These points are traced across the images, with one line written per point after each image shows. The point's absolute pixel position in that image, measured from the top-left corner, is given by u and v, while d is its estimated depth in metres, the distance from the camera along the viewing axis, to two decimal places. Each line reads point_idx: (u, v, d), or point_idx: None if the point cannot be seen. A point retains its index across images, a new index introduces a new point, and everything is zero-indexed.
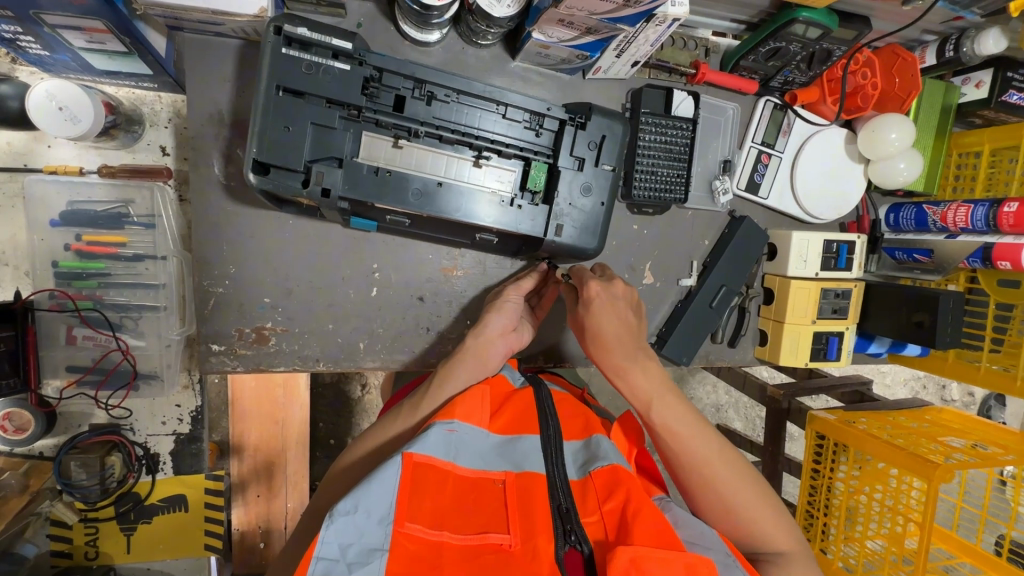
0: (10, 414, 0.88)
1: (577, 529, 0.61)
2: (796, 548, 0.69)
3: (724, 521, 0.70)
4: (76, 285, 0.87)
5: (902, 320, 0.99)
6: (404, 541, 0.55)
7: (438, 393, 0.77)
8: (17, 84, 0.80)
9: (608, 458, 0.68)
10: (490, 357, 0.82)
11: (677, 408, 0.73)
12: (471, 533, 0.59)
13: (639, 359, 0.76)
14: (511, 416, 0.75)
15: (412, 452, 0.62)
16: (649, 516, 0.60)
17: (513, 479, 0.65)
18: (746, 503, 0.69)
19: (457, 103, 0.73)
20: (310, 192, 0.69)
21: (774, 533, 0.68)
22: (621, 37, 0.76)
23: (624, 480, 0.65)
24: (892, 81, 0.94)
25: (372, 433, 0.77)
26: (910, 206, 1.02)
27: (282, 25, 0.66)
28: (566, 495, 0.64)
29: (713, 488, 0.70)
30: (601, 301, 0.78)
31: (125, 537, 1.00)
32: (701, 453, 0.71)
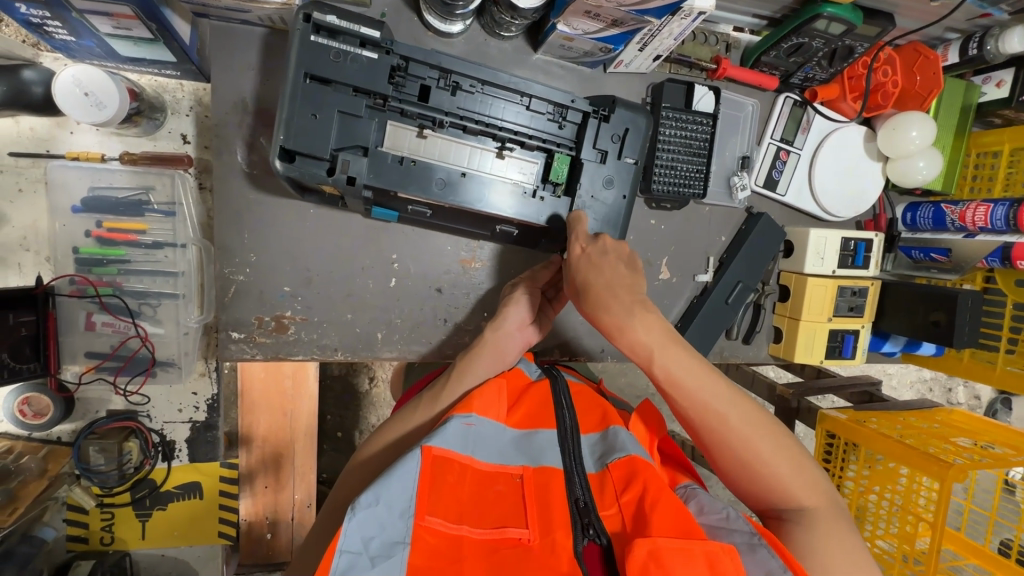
0: (30, 398, 0.89)
1: (595, 523, 0.60)
2: (821, 497, 0.66)
3: (743, 474, 0.68)
4: (97, 271, 0.88)
5: (918, 319, 0.99)
6: (424, 534, 0.55)
7: (455, 387, 0.77)
8: (42, 69, 0.80)
9: (625, 450, 0.67)
10: (507, 352, 0.83)
11: (685, 361, 0.68)
12: (489, 527, 0.58)
13: (637, 314, 0.68)
14: (528, 410, 0.75)
15: (431, 445, 0.62)
16: (667, 507, 0.59)
17: (531, 474, 0.65)
18: (766, 457, 0.66)
19: (482, 93, 0.73)
20: (335, 180, 0.70)
21: (796, 485, 0.66)
22: (646, 30, 0.76)
23: (641, 471, 0.64)
24: (914, 80, 0.94)
25: (389, 427, 0.77)
26: (928, 205, 1.02)
27: (311, 13, 0.66)
28: (583, 489, 0.64)
29: (729, 444, 0.67)
30: (586, 258, 0.73)
31: (141, 523, 1.00)
32: (714, 408, 0.67)
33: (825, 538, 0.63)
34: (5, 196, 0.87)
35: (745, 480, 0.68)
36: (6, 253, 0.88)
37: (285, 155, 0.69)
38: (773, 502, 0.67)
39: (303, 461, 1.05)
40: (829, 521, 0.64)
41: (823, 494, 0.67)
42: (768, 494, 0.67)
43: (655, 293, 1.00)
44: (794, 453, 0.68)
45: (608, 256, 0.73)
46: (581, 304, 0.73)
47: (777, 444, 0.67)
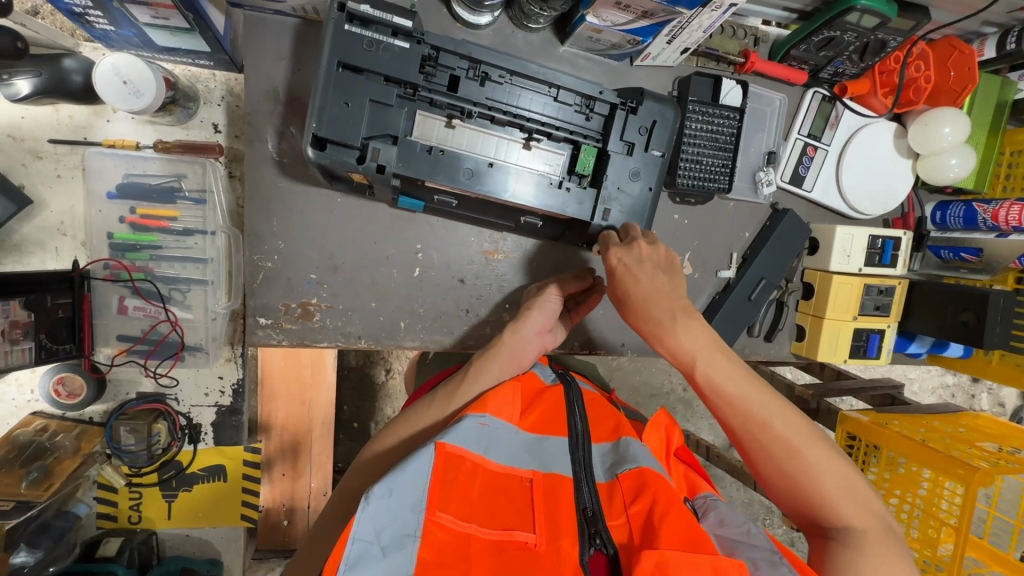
0: (64, 378, 0.91)
1: (602, 532, 0.61)
2: (872, 519, 0.64)
3: (784, 486, 0.67)
4: (131, 256, 0.90)
5: (948, 320, 0.97)
6: (434, 530, 0.56)
7: (470, 388, 0.78)
8: (82, 59, 0.83)
9: (637, 461, 0.66)
10: (520, 354, 0.82)
11: (728, 368, 0.70)
12: (498, 528, 0.59)
13: (678, 320, 0.71)
14: (542, 412, 0.75)
15: (444, 442, 0.62)
16: (677, 520, 0.58)
17: (540, 478, 0.65)
18: (811, 471, 0.65)
19: (511, 84, 0.74)
20: (366, 168, 0.71)
21: (843, 505, 0.64)
22: (675, 22, 0.76)
23: (651, 483, 0.63)
24: (948, 76, 0.92)
25: (398, 425, 0.77)
26: (959, 203, 1.00)
27: (346, 2, 0.67)
28: (592, 498, 0.64)
29: (770, 453, 0.67)
30: (623, 269, 0.74)
31: (167, 503, 1.03)
32: (756, 416, 0.68)
33: (873, 560, 0.61)
34: (44, 181, 0.89)
35: (786, 490, 0.68)
36: (44, 237, 0.90)
37: (317, 143, 0.70)
38: (816, 518, 0.66)
39: (321, 450, 1.07)
40: (879, 544, 0.62)
41: (876, 518, 0.65)
42: (810, 508, 0.66)
43: None
44: (846, 472, 0.66)
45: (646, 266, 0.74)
46: (621, 310, 0.77)
47: (824, 459, 0.67)
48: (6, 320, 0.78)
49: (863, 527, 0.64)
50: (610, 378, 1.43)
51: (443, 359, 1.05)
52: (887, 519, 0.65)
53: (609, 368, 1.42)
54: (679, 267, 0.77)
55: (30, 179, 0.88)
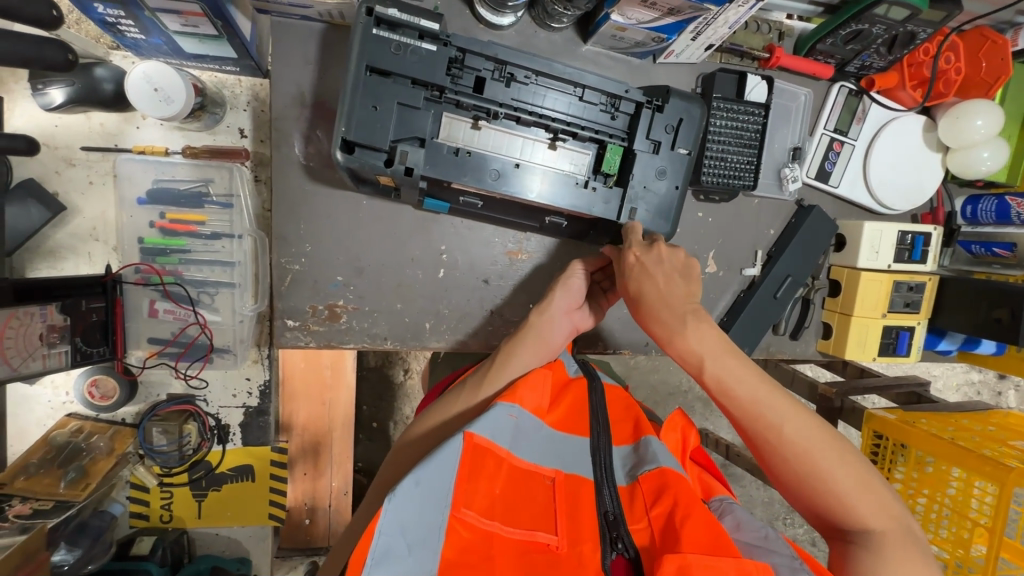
0: (97, 381, 0.93)
1: (624, 537, 0.61)
2: (892, 522, 0.63)
3: (800, 488, 0.66)
4: (160, 260, 0.92)
5: (981, 316, 0.95)
6: (458, 528, 0.57)
7: (499, 377, 0.78)
8: (113, 67, 0.84)
9: (656, 462, 0.67)
10: (548, 344, 0.82)
11: (737, 370, 0.69)
12: (520, 528, 0.59)
13: (690, 323, 0.71)
14: (568, 408, 0.76)
15: (473, 433, 0.62)
16: (698, 521, 0.58)
17: (562, 478, 0.66)
18: (827, 474, 0.64)
19: (536, 84, 0.73)
20: (394, 171, 0.72)
21: (861, 507, 0.63)
22: (701, 19, 0.75)
23: (672, 485, 0.63)
24: (979, 67, 0.90)
25: (427, 416, 0.78)
26: (991, 197, 0.97)
27: (373, 7, 0.68)
28: (613, 501, 0.64)
29: (784, 456, 0.66)
30: (639, 267, 0.75)
31: (197, 503, 1.04)
32: (768, 418, 0.67)
33: (894, 564, 0.60)
34: (77, 188, 0.91)
35: (802, 494, 0.66)
36: (78, 243, 0.92)
37: (346, 146, 0.71)
38: (834, 521, 0.65)
39: (342, 450, 1.09)
40: (899, 547, 0.61)
41: (895, 519, 0.63)
42: (828, 511, 0.65)
43: (701, 287, 0.98)
44: (863, 473, 0.65)
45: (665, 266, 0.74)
46: (635, 312, 0.76)
47: (841, 461, 0.65)
48: (44, 324, 0.79)
49: (884, 530, 0.63)
50: (629, 377, 1.42)
51: (455, 359, 1.06)
52: (907, 521, 0.64)
53: (628, 366, 1.42)
54: (697, 274, 0.76)
55: (63, 186, 0.90)
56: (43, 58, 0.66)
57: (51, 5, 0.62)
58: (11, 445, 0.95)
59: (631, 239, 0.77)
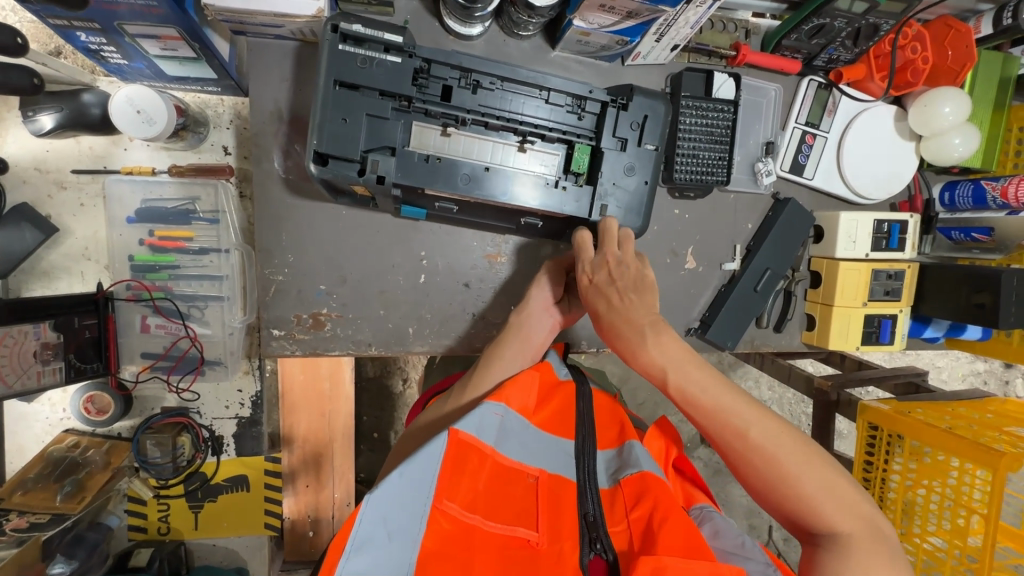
0: (93, 396, 0.96)
1: (603, 538, 0.61)
2: (860, 525, 0.63)
3: (769, 493, 0.67)
4: (151, 277, 0.94)
5: (963, 303, 0.95)
6: (440, 518, 0.57)
7: (486, 377, 0.80)
8: (100, 93, 0.88)
9: (638, 466, 0.68)
10: (537, 342, 0.84)
11: (702, 379, 0.70)
12: (503, 524, 0.60)
13: (647, 336, 0.73)
14: (555, 410, 0.76)
15: (457, 429, 0.64)
16: (677, 525, 0.58)
17: (546, 478, 0.66)
18: (792, 478, 0.65)
19: (502, 89, 0.76)
20: (366, 179, 0.74)
21: (827, 510, 0.63)
22: (662, 20, 0.77)
23: (651, 488, 0.64)
24: (945, 55, 0.92)
25: (425, 413, 0.80)
26: (967, 182, 0.98)
27: (339, 23, 0.70)
28: (595, 503, 0.64)
29: (750, 463, 0.67)
30: (594, 287, 0.77)
31: (193, 514, 1.06)
32: (733, 424, 0.67)
33: (862, 566, 0.60)
34: (68, 210, 0.94)
35: (771, 499, 0.67)
36: (70, 263, 0.95)
37: (318, 158, 0.73)
38: (804, 525, 0.65)
39: (343, 460, 1.08)
40: (867, 549, 0.61)
41: (862, 520, 0.64)
42: (796, 515, 0.65)
43: (682, 283, 1.00)
44: (829, 476, 0.65)
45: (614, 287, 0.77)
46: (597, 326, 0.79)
47: (805, 463, 0.66)
48: (38, 342, 0.82)
49: (851, 532, 0.63)
50: (625, 378, 1.43)
51: (446, 364, 1.08)
52: (876, 521, 0.64)
53: (623, 367, 1.43)
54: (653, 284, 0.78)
55: (55, 209, 0.94)
56: (9, 84, 0.72)
57: (15, 33, 0.67)
58: (11, 462, 0.98)
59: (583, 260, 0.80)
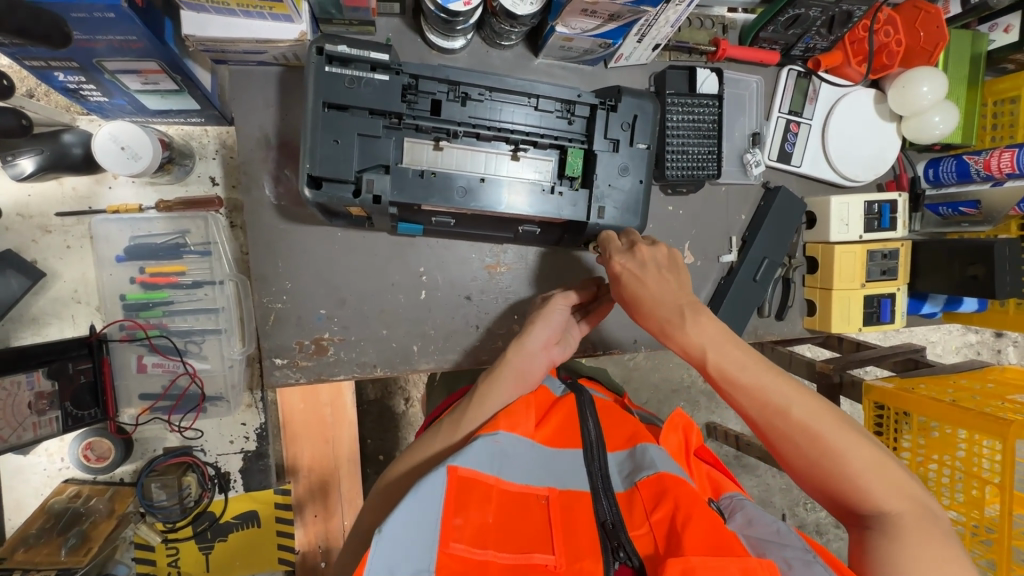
0: (92, 443, 0.93)
1: (626, 545, 0.58)
2: (909, 507, 0.62)
3: (812, 474, 0.66)
4: (144, 314, 0.92)
5: (958, 275, 0.96)
6: (450, 562, 0.53)
7: (478, 413, 0.74)
8: (81, 132, 0.86)
9: (654, 467, 0.65)
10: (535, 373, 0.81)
11: (741, 358, 0.70)
12: (516, 552, 0.56)
13: (686, 317, 0.73)
14: (556, 425, 0.73)
15: (456, 465, 0.59)
16: (700, 524, 0.56)
17: (557, 495, 0.62)
18: (837, 458, 0.64)
19: (491, 100, 0.76)
20: (362, 200, 0.73)
21: (876, 488, 0.63)
22: (643, 21, 0.78)
23: (671, 488, 0.61)
24: (918, 36, 0.94)
25: (410, 454, 0.74)
26: (949, 158, 1.00)
27: (323, 46, 0.70)
28: (611, 510, 0.62)
29: (793, 442, 0.66)
30: (629, 274, 0.76)
31: (204, 556, 1.01)
32: (776, 404, 0.67)
33: (914, 546, 0.59)
34: (55, 253, 0.92)
35: (816, 481, 0.66)
36: (60, 307, 0.93)
37: (311, 181, 0.72)
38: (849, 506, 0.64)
39: (351, 485, 1.05)
40: (917, 530, 0.60)
41: (910, 501, 0.63)
42: (842, 496, 0.65)
43: None
44: (874, 456, 0.65)
45: (647, 268, 0.76)
46: (630, 311, 0.79)
47: (850, 443, 0.65)
48: (32, 392, 0.82)
49: (899, 513, 0.62)
50: (629, 379, 1.43)
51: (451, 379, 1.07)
52: (925, 502, 0.63)
53: (625, 368, 1.43)
54: (683, 264, 0.78)
55: (41, 253, 0.91)
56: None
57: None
58: (9, 519, 0.94)
59: (610, 249, 0.78)
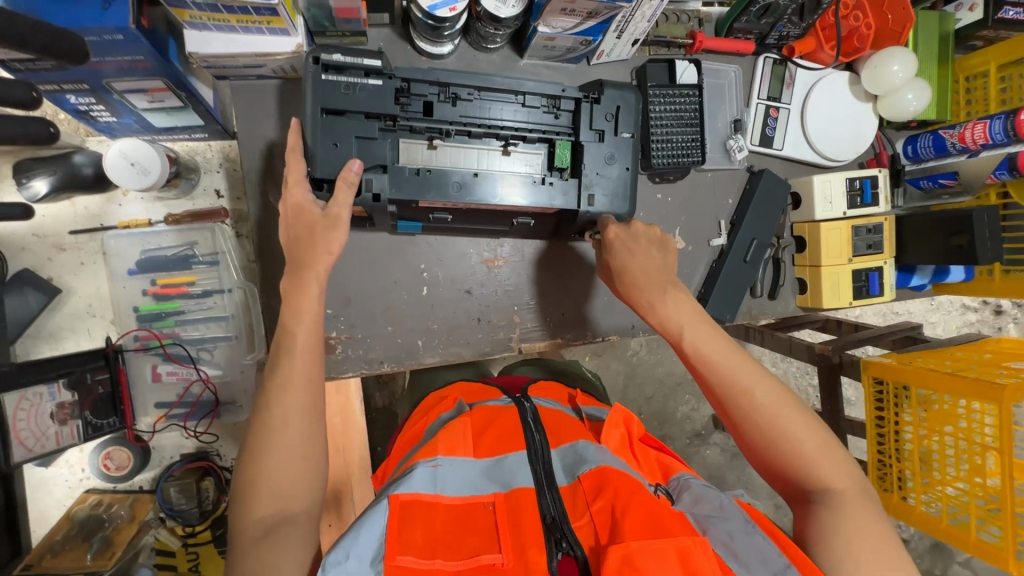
0: (111, 452, 0.97)
1: (568, 535, 0.57)
2: (853, 489, 0.65)
3: (767, 452, 0.69)
4: (158, 324, 0.95)
5: (943, 246, 0.98)
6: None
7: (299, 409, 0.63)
8: (91, 152, 0.91)
9: (596, 461, 0.63)
10: (310, 338, 0.67)
11: (712, 338, 0.75)
12: (463, 557, 0.55)
13: (668, 293, 0.79)
14: (497, 436, 0.69)
15: (397, 492, 0.57)
16: (639, 510, 0.56)
17: (502, 500, 0.61)
18: (791, 436, 0.67)
19: (480, 99, 0.80)
20: (362, 199, 0.77)
21: (823, 465, 0.66)
22: (620, 17, 0.82)
23: (613, 481, 0.59)
24: (886, 18, 0.98)
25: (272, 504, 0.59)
26: (926, 134, 1.04)
27: (319, 56, 0.74)
28: (554, 502, 0.60)
29: (752, 417, 0.69)
30: (621, 242, 0.82)
31: (221, 558, 1.02)
32: (740, 382, 0.71)
33: (857, 523, 0.62)
34: (69, 270, 0.96)
35: (770, 459, 0.69)
36: (77, 321, 0.97)
37: (315, 183, 0.77)
38: (799, 485, 0.67)
39: (363, 493, 1.04)
40: (860, 509, 0.63)
41: (852, 482, 0.66)
42: (793, 475, 0.67)
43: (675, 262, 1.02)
44: (824, 439, 0.68)
45: (640, 240, 0.82)
46: (615, 285, 0.84)
47: (804, 425, 0.69)
48: (54, 403, 0.86)
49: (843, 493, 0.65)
50: (632, 372, 1.46)
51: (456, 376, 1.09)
52: (867, 489, 0.66)
53: (628, 362, 1.45)
54: (673, 248, 0.84)
55: (56, 270, 0.95)
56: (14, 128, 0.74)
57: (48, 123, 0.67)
58: (34, 530, 0.97)
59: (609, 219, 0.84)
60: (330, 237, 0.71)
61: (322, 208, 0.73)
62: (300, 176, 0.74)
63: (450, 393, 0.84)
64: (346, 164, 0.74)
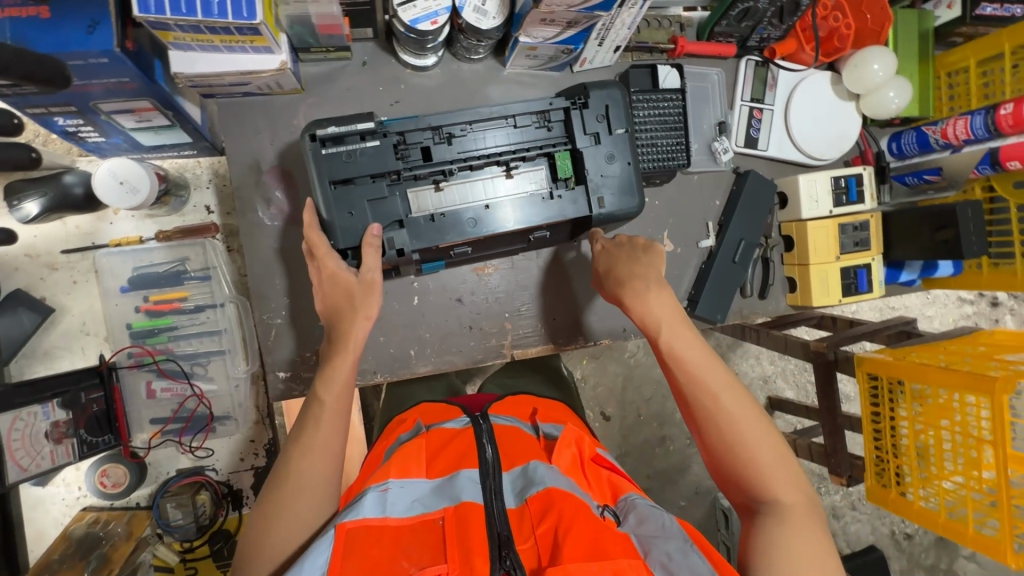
0: (107, 470, 0.97)
1: (512, 555, 0.58)
2: (800, 501, 0.68)
3: (724, 456, 0.72)
4: (151, 341, 0.96)
5: (931, 241, 0.99)
6: None
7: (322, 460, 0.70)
8: (81, 172, 0.92)
9: (543, 482, 0.63)
10: (337, 409, 0.73)
11: (691, 340, 0.78)
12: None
13: (652, 288, 0.81)
14: (450, 458, 0.70)
15: (343, 522, 0.59)
16: (580, 534, 0.57)
17: (452, 514, 0.61)
18: (748, 444, 0.71)
19: (473, 132, 0.81)
20: (388, 257, 0.80)
21: (773, 477, 0.69)
22: (601, 25, 0.83)
23: (558, 502, 0.60)
24: (864, 18, 0.99)
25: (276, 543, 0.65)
26: (910, 131, 1.04)
27: (314, 132, 0.77)
28: (503, 522, 0.61)
29: (715, 420, 0.72)
30: (606, 253, 0.86)
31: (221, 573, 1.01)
32: (709, 387, 0.74)
33: (798, 533, 0.65)
34: (62, 289, 0.97)
35: (725, 463, 0.72)
36: (71, 340, 0.97)
37: (340, 254, 0.81)
38: (749, 490, 0.70)
39: None
40: (803, 520, 0.66)
41: (800, 496, 0.69)
42: (745, 480, 0.70)
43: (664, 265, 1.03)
44: (779, 452, 0.72)
45: (624, 248, 0.85)
46: (606, 288, 0.85)
47: (762, 435, 0.72)
48: (48, 422, 0.85)
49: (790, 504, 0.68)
50: (629, 376, 1.46)
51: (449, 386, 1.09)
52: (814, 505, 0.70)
53: (625, 365, 1.46)
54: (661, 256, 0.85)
55: (49, 290, 0.96)
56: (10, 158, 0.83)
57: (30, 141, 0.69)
58: (32, 550, 0.98)
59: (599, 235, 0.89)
60: (368, 301, 0.78)
61: (356, 274, 0.79)
62: (327, 249, 0.78)
63: (411, 415, 0.86)
64: (368, 229, 0.78)
